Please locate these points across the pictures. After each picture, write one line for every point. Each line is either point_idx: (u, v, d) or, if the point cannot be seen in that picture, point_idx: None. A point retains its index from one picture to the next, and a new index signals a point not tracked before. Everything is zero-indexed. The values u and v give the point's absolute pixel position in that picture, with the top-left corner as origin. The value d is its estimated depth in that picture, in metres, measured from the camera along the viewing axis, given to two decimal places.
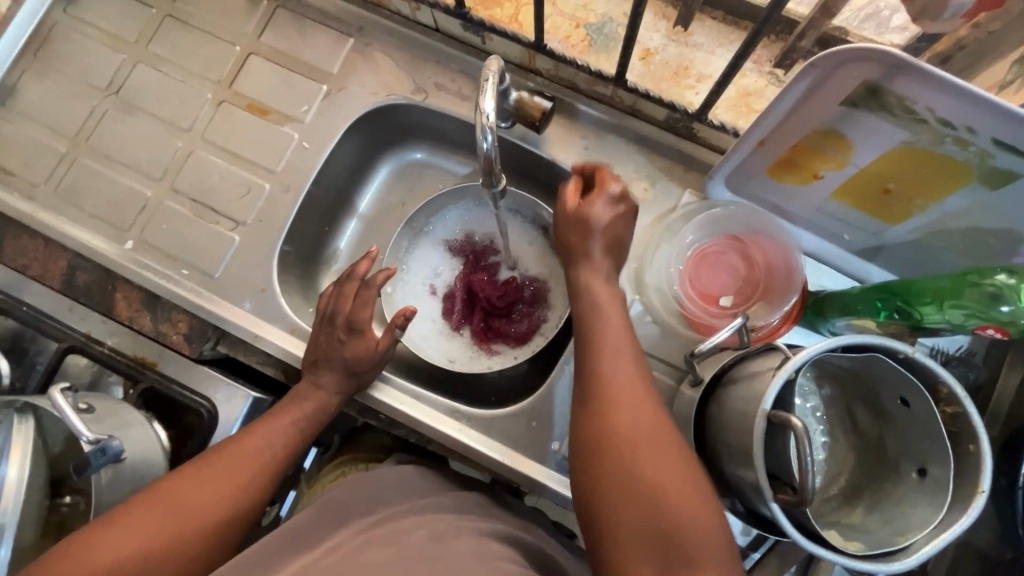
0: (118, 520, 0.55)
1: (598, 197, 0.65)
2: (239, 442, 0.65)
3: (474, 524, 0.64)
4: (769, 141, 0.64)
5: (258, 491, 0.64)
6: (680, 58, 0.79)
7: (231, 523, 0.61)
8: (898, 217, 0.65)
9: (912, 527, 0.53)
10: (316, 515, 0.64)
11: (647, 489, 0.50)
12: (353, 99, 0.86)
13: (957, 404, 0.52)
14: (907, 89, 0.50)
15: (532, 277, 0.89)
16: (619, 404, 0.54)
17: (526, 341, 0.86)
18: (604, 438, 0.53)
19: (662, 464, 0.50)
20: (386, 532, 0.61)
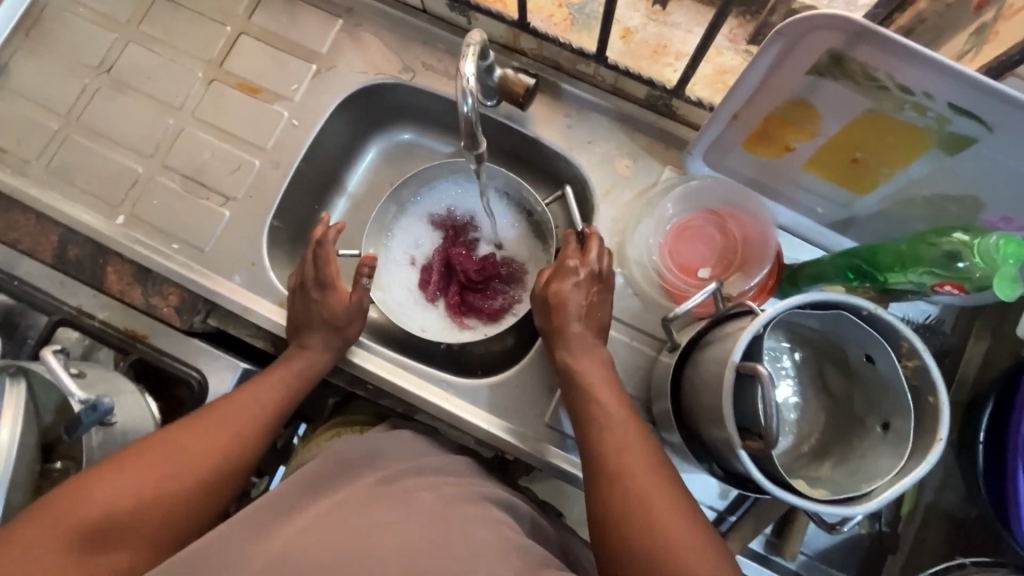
0: (113, 466, 0.56)
1: (565, 280, 0.71)
2: (231, 399, 0.67)
3: (460, 486, 0.66)
4: (742, 114, 0.67)
5: (251, 443, 0.65)
6: (660, 37, 0.82)
7: (225, 473, 0.62)
8: (866, 187, 0.68)
9: (876, 476, 0.55)
10: (327, 462, 0.66)
11: (643, 536, 0.53)
12: (341, 78, 0.88)
13: (917, 357, 0.54)
14: (868, 56, 0.52)
15: (509, 257, 0.91)
16: (624, 476, 0.57)
17: (497, 319, 0.88)
18: (611, 516, 0.56)
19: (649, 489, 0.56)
20: (393, 492, 0.63)
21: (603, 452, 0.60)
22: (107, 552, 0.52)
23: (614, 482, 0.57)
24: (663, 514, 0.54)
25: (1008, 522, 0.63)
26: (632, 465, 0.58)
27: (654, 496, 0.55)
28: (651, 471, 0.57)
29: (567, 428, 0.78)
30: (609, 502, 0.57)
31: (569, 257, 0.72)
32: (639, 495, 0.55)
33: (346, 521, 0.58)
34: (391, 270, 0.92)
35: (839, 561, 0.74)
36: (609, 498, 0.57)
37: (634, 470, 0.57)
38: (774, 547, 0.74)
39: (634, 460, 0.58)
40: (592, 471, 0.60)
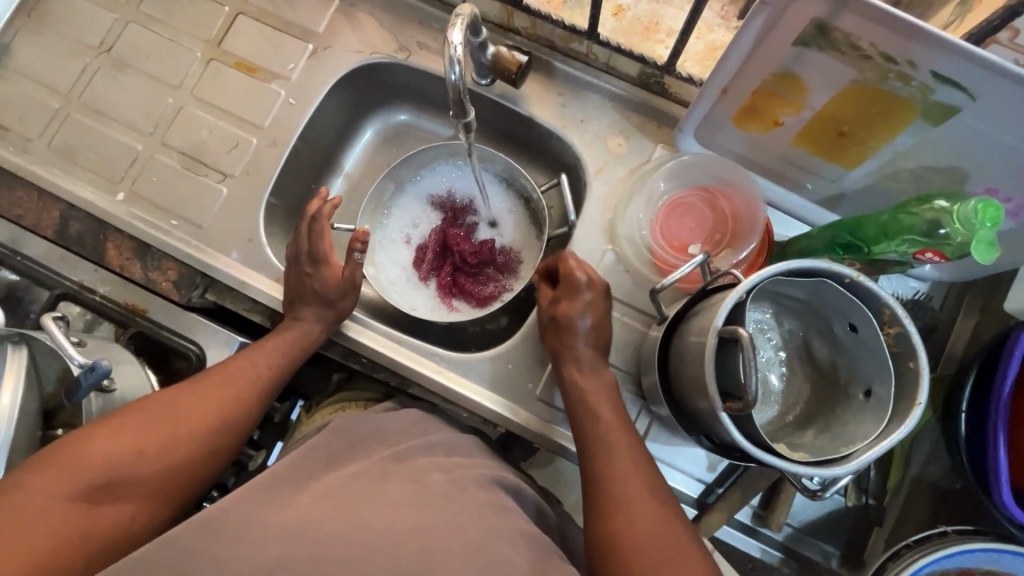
0: (113, 423, 0.58)
1: (573, 301, 0.71)
2: (229, 365, 0.68)
3: (450, 462, 0.68)
4: (730, 89, 0.68)
5: (250, 404, 0.67)
6: (652, 14, 0.82)
7: (224, 431, 0.64)
8: (854, 161, 0.68)
9: (857, 440, 0.56)
10: (336, 440, 0.68)
11: (637, 532, 0.56)
12: (338, 58, 0.89)
13: (898, 324, 0.55)
14: (851, 25, 0.53)
15: (506, 246, 0.92)
16: (628, 519, 0.57)
17: (486, 304, 0.88)
18: (617, 548, 0.56)
19: (638, 487, 0.60)
20: (403, 468, 0.65)
21: (605, 493, 0.60)
22: (111, 503, 0.54)
23: (617, 524, 0.57)
24: (668, 559, 0.54)
25: (991, 489, 0.64)
26: (637, 507, 0.58)
27: (660, 542, 0.55)
28: (656, 514, 0.58)
29: (558, 402, 0.80)
30: (612, 546, 0.56)
31: (576, 274, 0.71)
32: (644, 538, 0.56)
33: (340, 490, 0.59)
34: (386, 247, 0.93)
35: (825, 533, 0.76)
36: (613, 540, 0.57)
37: (636, 494, 0.59)
38: (761, 519, 0.76)
39: (642, 500, 0.59)
40: (594, 512, 0.60)
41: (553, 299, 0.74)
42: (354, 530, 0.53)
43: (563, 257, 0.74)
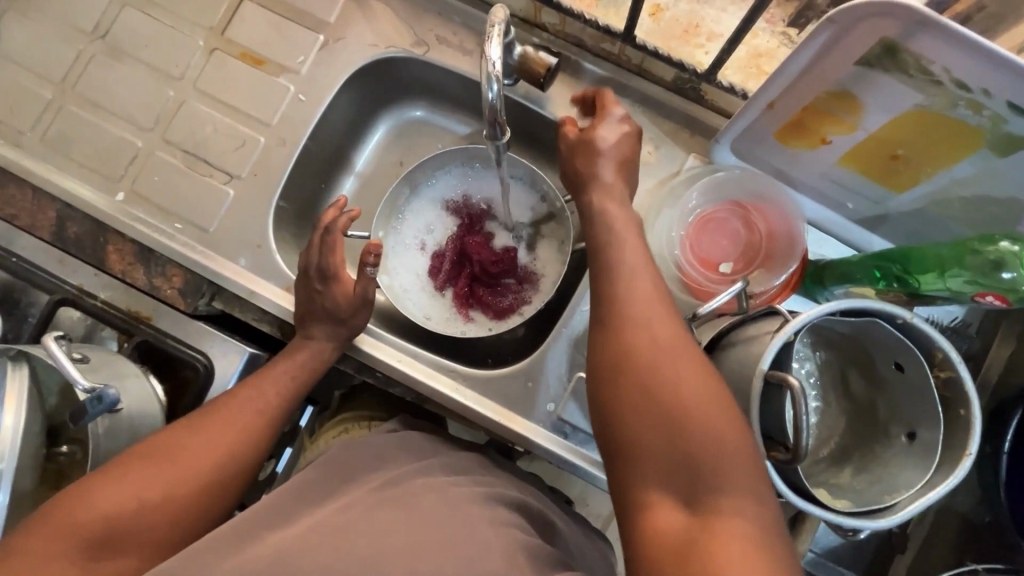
0: (117, 471, 0.55)
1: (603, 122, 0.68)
2: (232, 397, 0.65)
3: (444, 483, 0.64)
4: (778, 104, 0.63)
5: (254, 443, 0.64)
6: (691, 15, 0.77)
7: (227, 476, 0.61)
8: (904, 185, 0.64)
9: (900, 487, 0.54)
10: (327, 473, 0.65)
11: (647, 358, 0.49)
12: (350, 50, 0.84)
13: (951, 368, 0.53)
14: (925, 47, 0.48)
15: (526, 256, 0.88)
16: (667, 382, 0.47)
17: (503, 317, 0.85)
18: (620, 373, 0.49)
19: (652, 312, 0.52)
20: (395, 493, 0.61)
21: (637, 354, 0.49)
22: (108, 559, 0.51)
23: (652, 389, 0.47)
24: (712, 425, 0.45)
25: None
26: (676, 368, 0.48)
27: (703, 405, 0.46)
28: (700, 375, 0.48)
29: (579, 422, 0.76)
30: (646, 412, 0.47)
31: (611, 105, 0.69)
32: (688, 404, 0.46)
33: (356, 524, 0.56)
34: (400, 254, 0.89)
35: (848, 559, 0.76)
36: (649, 407, 0.47)
37: (648, 317, 0.51)
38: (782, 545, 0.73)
39: (682, 357, 0.49)
40: (621, 373, 0.49)
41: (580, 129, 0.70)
42: (347, 563, 0.51)
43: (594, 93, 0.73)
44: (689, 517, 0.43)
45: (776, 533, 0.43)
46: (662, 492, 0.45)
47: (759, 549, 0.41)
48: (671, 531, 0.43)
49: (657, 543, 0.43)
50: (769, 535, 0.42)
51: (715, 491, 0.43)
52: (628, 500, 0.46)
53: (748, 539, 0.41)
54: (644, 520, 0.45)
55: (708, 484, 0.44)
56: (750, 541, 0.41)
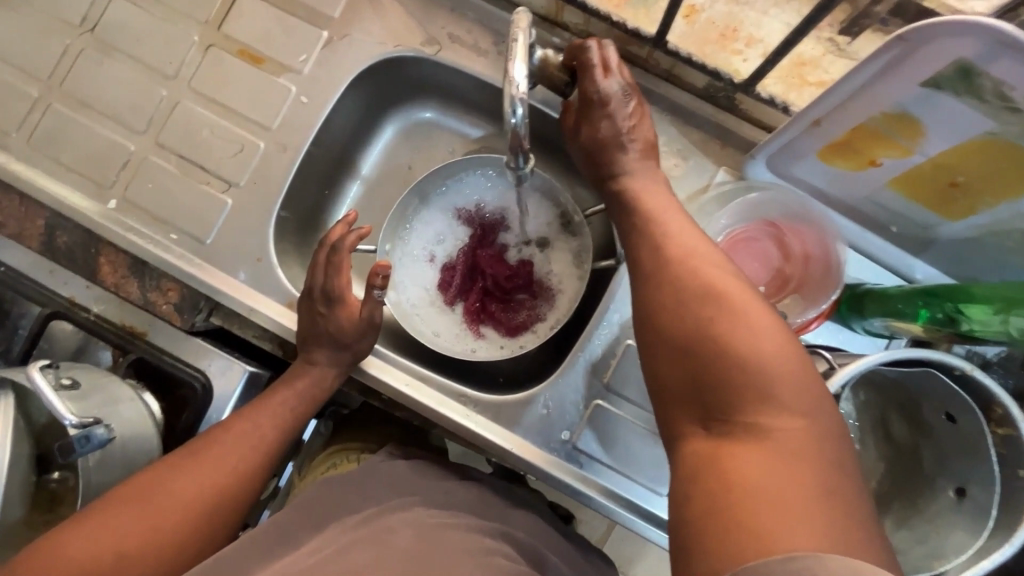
0: (103, 511, 0.54)
1: (596, 114, 0.64)
2: (226, 428, 0.63)
3: (435, 517, 0.60)
4: (825, 121, 0.58)
5: (246, 481, 0.62)
6: (728, 17, 0.70)
7: (215, 516, 0.59)
8: (960, 213, 0.58)
9: (948, 551, 0.51)
10: (304, 511, 0.61)
11: (693, 292, 0.46)
12: (356, 49, 0.78)
13: (1010, 426, 0.49)
14: (1007, 73, 0.43)
15: (541, 270, 0.83)
16: (698, 311, 0.45)
17: (515, 334, 0.81)
18: (660, 308, 0.47)
19: (702, 253, 0.49)
20: (371, 531, 0.57)
21: (670, 291, 0.47)
22: None
23: (685, 321, 0.45)
24: (751, 351, 0.41)
25: None
26: (710, 297, 0.45)
27: (740, 330, 0.42)
28: (750, 306, 0.44)
29: (595, 451, 0.72)
30: (676, 345, 0.45)
31: (593, 81, 0.63)
32: (725, 329, 0.43)
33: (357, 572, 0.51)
34: (408, 267, 0.84)
35: None
36: (679, 339, 0.45)
37: (697, 257, 0.49)
38: None
39: (723, 289, 0.45)
40: (655, 310, 0.47)
41: (574, 118, 0.67)
42: None
43: (581, 45, 0.64)
44: (719, 445, 0.40)
45: (833, 470, 0.38)
46: (696, 421, 0.43)
47: (809, 484, 0.36)
48: (701, 458, 0.41)
49: (688, 472, 0.41)
50: (837, 486, 0.37)
51: (752, 414, 0.40)
52: (668, 434, 0.45)
53: (787, 464, 0.37)
54: (678, 451, 0.43)
55: (741, 408, 0.40)
56: (788, 468, 0.37)
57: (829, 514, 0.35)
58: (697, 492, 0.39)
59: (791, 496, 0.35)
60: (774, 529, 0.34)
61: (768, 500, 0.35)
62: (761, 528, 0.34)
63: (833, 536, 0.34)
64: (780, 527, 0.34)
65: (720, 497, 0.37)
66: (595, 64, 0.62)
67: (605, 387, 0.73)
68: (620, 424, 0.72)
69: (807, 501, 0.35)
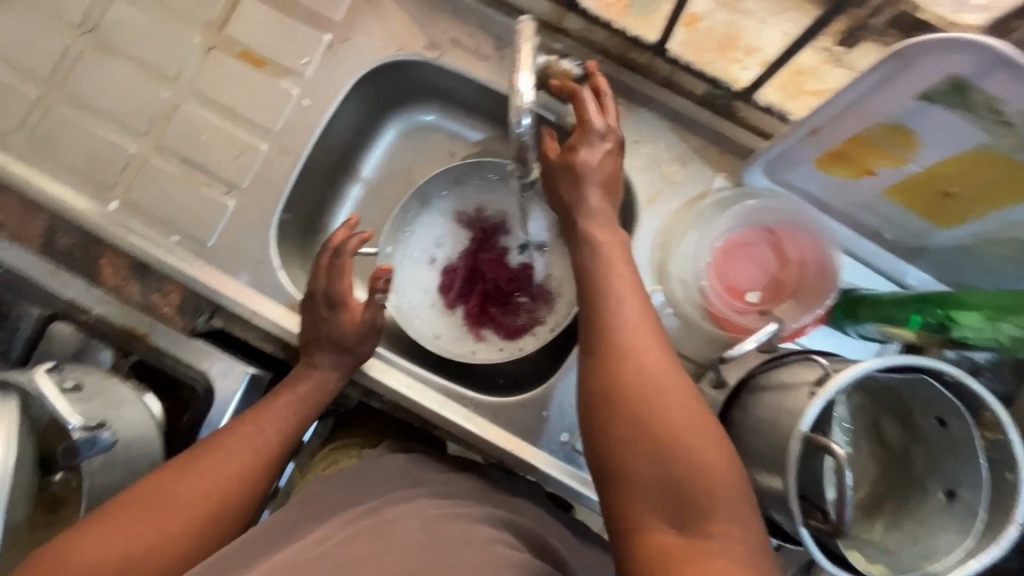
0: (110, 514, 0.55)
1: (583, 143, 0.60)
2: (232, 432, 0.64)
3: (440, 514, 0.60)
4: (822, 131, 0.59)
5: (248, 487, 0.63)
6: (729, 25, 0.66)
7: (217, 521, 0.59)
8: (953, 221, 0.60)
9: (938, 551, 0.52)
10: (306, 509, 0.61)
11: (643, 385, 0.46)
12: (358, 52, 0.78)
13: (999, 430, 0.50)
14: (999, 88, 0.44)
15: (541, 274, 0.84)
16: (662, 395, 0.45)
17: (516, 337, 0.82)
18: (615, 395, 0.46)
19: (647, 334, 0.49)
20: (374, 523, 0.57)
21: (637, 372, 0.46)
22: None
23: (649, 404, 0.45)
24: (707, 456, 0.43)
25: None
26: (671, 382, 0.46)
27: (696, 435, 0.44)
28: (694, 402, 0.46)
29: None
30: (640, 429, 0.44)
31: (591, 116, 0.60)
32: (681, 435, 0.44)
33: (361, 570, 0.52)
34: (408, 269, 0.85)
35: None
36: (643, 422, 0.44)
37: (642, 338, 0.48)
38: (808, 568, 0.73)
39: (672, 382, 0.46)
40: (617, 384, 0.46)
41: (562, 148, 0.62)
42: None
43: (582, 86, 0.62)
44: (683, 539, 0.41)
45: None
46: (655, 517, 0.43)
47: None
48: (664, 552, 0.41)
49: (651, 567, 0.41)
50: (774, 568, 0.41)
51: (716, 518, 0.42)
52: (620, 516, 0.44)
53: (743, 556, 0.40)
54: (640, 546, 0.43)
55: (701, 501, 0.42)
56: (742, 566, 0.40)
57: None
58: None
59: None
60: None
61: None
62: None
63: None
64: None
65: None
66: (590, 99, 0.60)
67: None
68: None
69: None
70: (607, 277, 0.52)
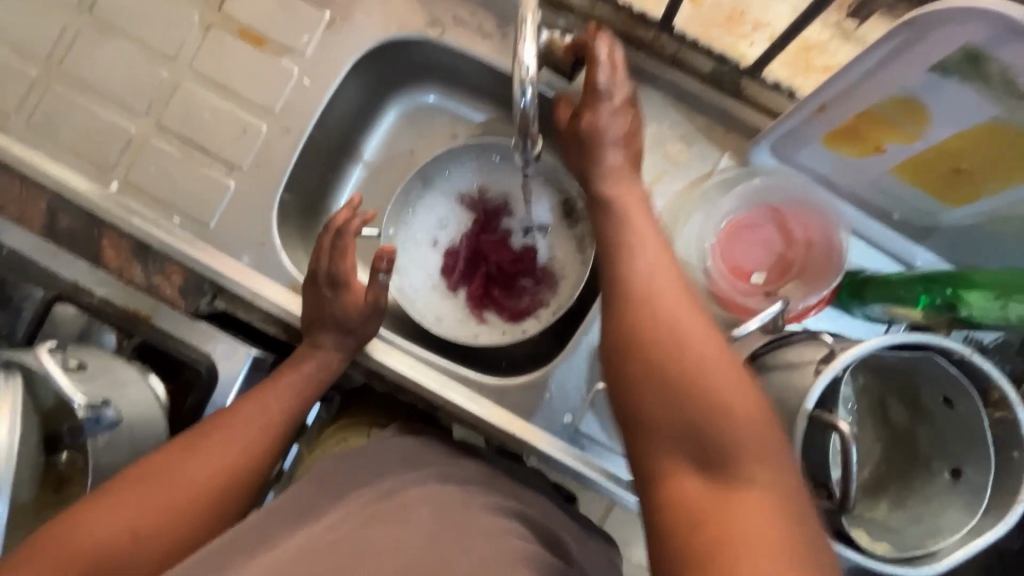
0: (116, 491, 0.55)
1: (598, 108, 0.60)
2: (235, 411, 0.64)
3: (441, 493, 0.60)
4: (831, 107, 0.58)
5: (254, 465, 0.63)
6: (735, 3, 0.73)
7: (223, 498, 0.60)
8: (963, 199, 0.59)
9: (942, 529, 0.52)
10: (311, 489, 0.61)
11: (663, 326, 0.45)
12: (359, 30, 0.77)
13: (1007, 408, 0.50)
14: (1014, 58, 0.43)
15: (544, 256, 0.83)
16: (682, 341, 0.44)
17: (519, 320, 0.82)
18: (633, 338, 0.45)
19: (667, 280, 0.48)
20: (381, 505, 0.57)
21: (655, 313, 0.46)
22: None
23: (670, 346, 0.44)
24: (731, 394, 0.42)
25: None
26: (693, 328, 0.45)
27: (719, 371, 0.43)
28: (716, 342, 0.44)
29: (597, 434, 0.73)
30: (660, 376, 0.43)
31: (600, 77, 0.60)
32: (702, 369, 0.43)
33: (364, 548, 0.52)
34: (411, 251, 0.84)
35: None
36: (662, 368, 0.43)
37: (661, 282, 0.48)
38: None
39: (690, 323, 0.45)
40: (636, 327, 0.46)
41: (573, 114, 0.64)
42: None
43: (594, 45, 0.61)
44: (709, 486, 0.39)
45: None
46: (679, 460, 0.41)
47: (790, 523, 0.37)
48: (687, 500, 0.39)
49: (676, 515, 0.39)
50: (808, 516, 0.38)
51: (743, 458, 0.40)
52: (644, 469, 0.43)
53: (773, 504, 0.38)
54: (663, 490, 0.41)
55: (727, 447, 0.40)
56: (773, 508, 0.37)
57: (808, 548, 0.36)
58: (686, 535, 0.38)
59: (782, 537, 0.36)
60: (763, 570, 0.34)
61: (762, 542, 0.35)
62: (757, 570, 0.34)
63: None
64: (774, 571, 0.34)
65: (713, 539, 0.37)
66: (602, 59, 0.60)
67: None
68: None
69: (796, 541, 0.36)
70: (622, 234, 0.53)
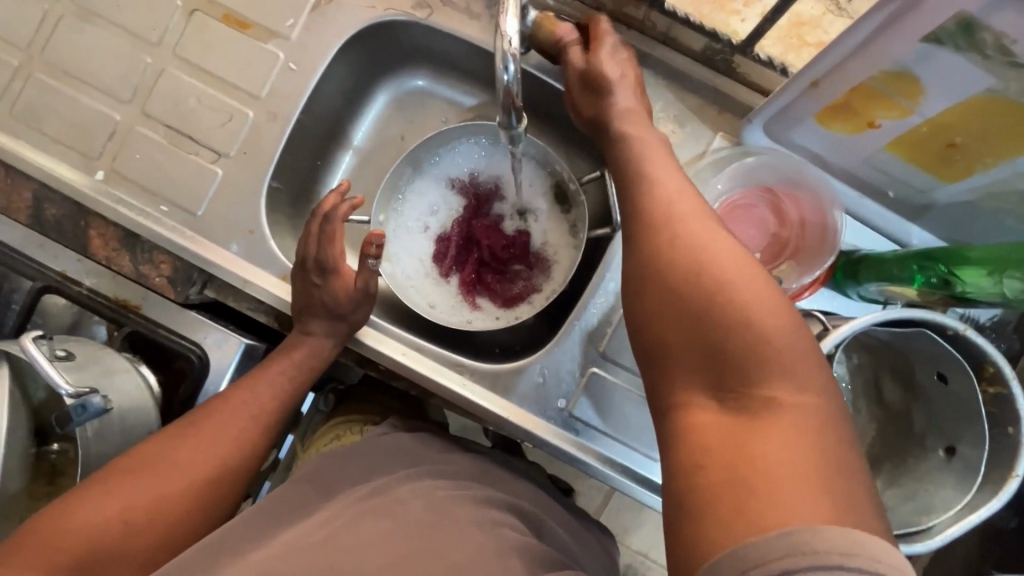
0: (109, 478, 0.55)
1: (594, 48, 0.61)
2: (228, 399, 0.64)
3: (431, 487, 0.60)
4: (824, 82, 0.57)
5: (247, 451, 0.63)
6: None
7: (217, 487, 0.60)
8: (958, 175, 0.58)
9: (935, 506, 0.52)
10: (302, 480, 0.61)
11: (684, 251, 0.42)
12: (344, 13, 0.76)
13: (1001, 384, 0.49)
14: (1008, 25, 0.42)
15: (538, 239, 0.83)
16: (706, 264, 0.41)
17: (512, 305, 0.81)
18: (652, 269, 0.43)
19: (689, 210, 0.45)
20: (370, 498, 0.57)
21: (676, 238, 0.43)
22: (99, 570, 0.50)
23: (692, 270, 0.41)
24: (761, 314, 0.39)
25: None
26: (720, 250, 0.42)
27: (746, 291, 0.39)
28: (745, 266, 0.41)
29: (591, 418, 0.72)
30: (678, 304, 0.41)
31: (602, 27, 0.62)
32: (727, 290, 0.40)
33: (354, 539, 0.52)
34: (402, 238, 0.84)
35: None
36: (681, 295, 0.41)
37: (683, 212, 0.45)
38: None
39: (714, 247, 0.42)
40: (656, 257, 0.43)
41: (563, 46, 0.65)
42: None
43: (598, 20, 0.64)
44: (729, 416, 0.37)
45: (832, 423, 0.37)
46: (702, 391, 0.39)
47: (819, 451, 0.34)
48: (706, 429, 0.37)
49: (690, 446, 0.37)
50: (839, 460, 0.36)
51: (772, 381, 0.37)
52: (665, 402, 0.41)
53: (797, 434, 0.35)
54: (680, 422, 0.39)
55: (751, 373, 0.37)
56: (795, 439, 0.35)
57: (834, 482, 0.33)
58: (701, 464, 0.36)
59: (805, 467, 0.33)
60: (777, 502, 0.32)
61: (782, 474, 0.33)
62: (766, 502, 0.32)
63: (840, 509, 0.32)
64: (793, 503, 0.32)
65: (727, 471, 0.35)
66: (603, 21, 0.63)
67: (601, 355, 0.73)
68: (618, 392, 0.72)
69: (820, 470, 0.33)
70: (637, 178, 0.51)
